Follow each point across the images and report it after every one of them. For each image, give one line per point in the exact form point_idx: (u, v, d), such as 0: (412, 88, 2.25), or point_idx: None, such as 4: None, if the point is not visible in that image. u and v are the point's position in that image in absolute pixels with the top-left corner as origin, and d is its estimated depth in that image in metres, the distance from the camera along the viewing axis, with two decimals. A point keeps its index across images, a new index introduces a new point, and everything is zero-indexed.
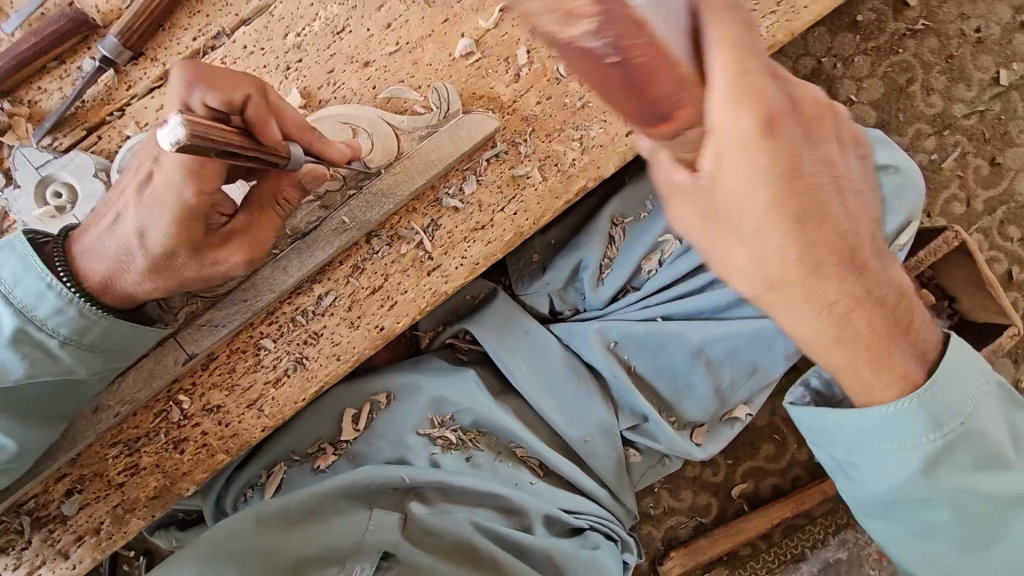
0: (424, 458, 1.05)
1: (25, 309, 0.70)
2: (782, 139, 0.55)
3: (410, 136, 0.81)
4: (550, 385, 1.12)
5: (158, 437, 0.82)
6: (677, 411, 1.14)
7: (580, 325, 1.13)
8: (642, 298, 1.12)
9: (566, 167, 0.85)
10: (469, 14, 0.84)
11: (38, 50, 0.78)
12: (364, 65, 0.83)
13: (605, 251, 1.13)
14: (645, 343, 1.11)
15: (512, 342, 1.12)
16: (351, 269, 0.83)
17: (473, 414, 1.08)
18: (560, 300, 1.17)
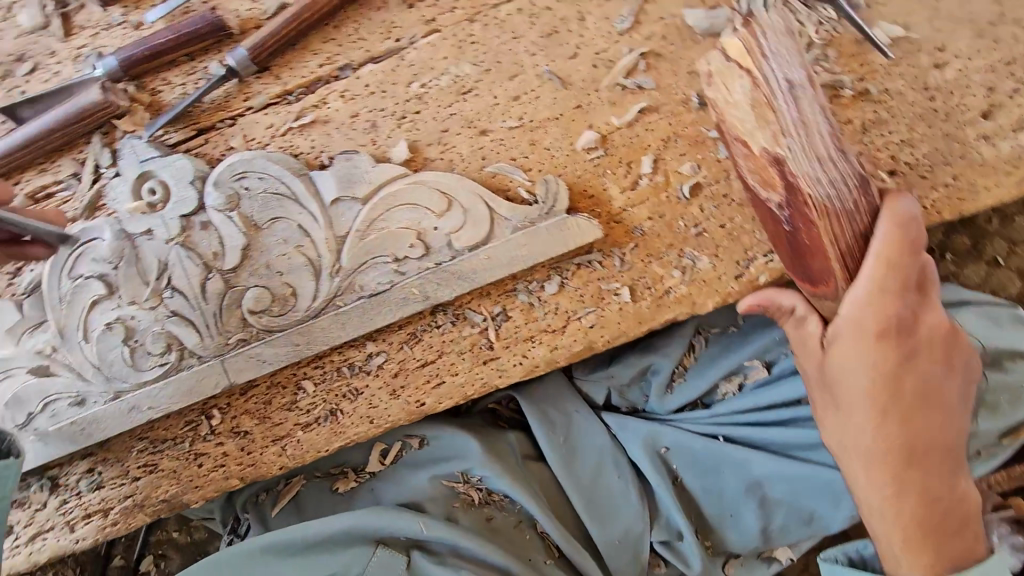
0: (441, 508, 0.95)
1: None
2: (892, 348, 0.63)
3: (506, 222, 0.75)
4: (584, 476, 0.97)
5: (183, 444, 0.82)
6: (716, 537, 0.96)
7: (634, 424, 0.98)
8: (713, 416, 0.97)
9: (661, 293, 0.77)
10: (603, 106, 0.77)
11: (172, 46, 0.78)
12: (480, 134, 0.79)
13: (683, 357, 0.99)
14: (699, 460, 0.95)
15: (556, 418, 0.99)
16: (407, 336, 0.79)
17: (504, 482, 0.94)
18: (619, 396, 1.02)
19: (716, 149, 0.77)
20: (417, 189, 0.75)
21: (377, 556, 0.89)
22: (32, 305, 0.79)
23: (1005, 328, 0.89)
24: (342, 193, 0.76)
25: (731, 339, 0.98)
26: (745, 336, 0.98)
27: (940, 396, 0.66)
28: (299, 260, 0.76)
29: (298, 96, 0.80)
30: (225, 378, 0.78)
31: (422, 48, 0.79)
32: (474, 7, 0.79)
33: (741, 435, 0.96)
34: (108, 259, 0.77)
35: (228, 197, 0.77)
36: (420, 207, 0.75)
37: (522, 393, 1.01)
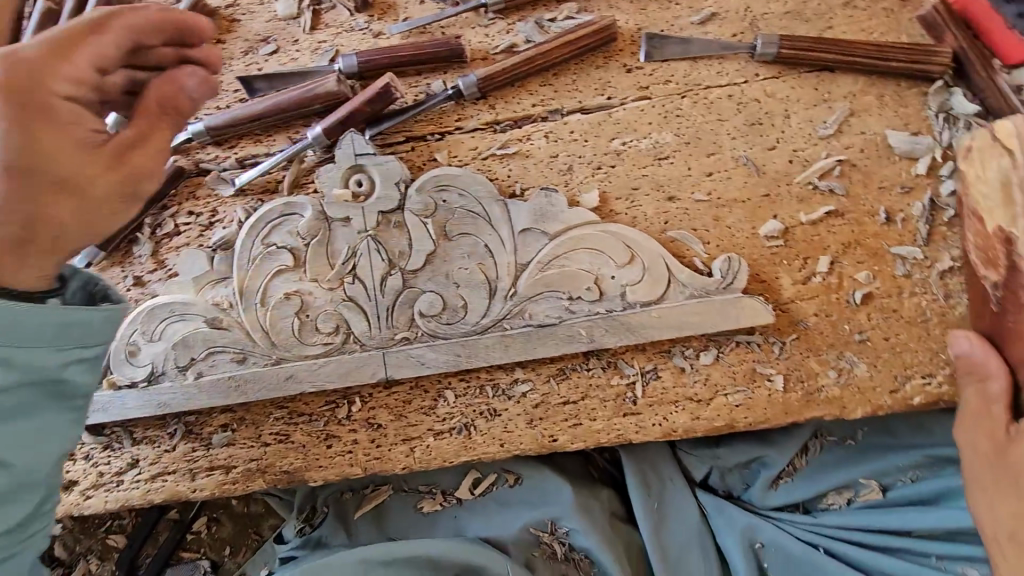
0: (523, 554, 0.95)
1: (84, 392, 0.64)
2: None
3: (682, 288, 0.78)
4: (671, 546, 0.97)
5: (317, 422, 0.85)
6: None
7: (733, 511, 0.98)
8: (814, 523, 0.96)
9: (813, 389, 0.79)
10: (791, 200, 0.81)
11: (410, 57, 0.85)
12: (669, 199, 0.83)
13: (794, 457, 0.98)
14: (797, 564, 0.95)
15: (653, 484, 1.00)
16: (556, 371, 0.82)
17: (590, 540, 0.95)
18: (721, 478, 1.02)
19: (893, 265, 0.79)
20: (603, 238, 0.79)
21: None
22: (220, 260, 0.82)
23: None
24: (533, 225, 0.80)
25: (846, 452, 0.99)
26: (860, 452, 0.98)
27: None
28: (478, 278, 0.80)
29: (506, 127, 0.85)
30: (380, 369, 0.82)
31: (630, 110, 0.84)
32: (688, 84, 0.84)
33: (843, 553, 0.94)
34: (303, 235, 0.81)
35: (427, 206, 0.81)
36: (602, 255, 0.79)
37: (629, 454, 1.01)
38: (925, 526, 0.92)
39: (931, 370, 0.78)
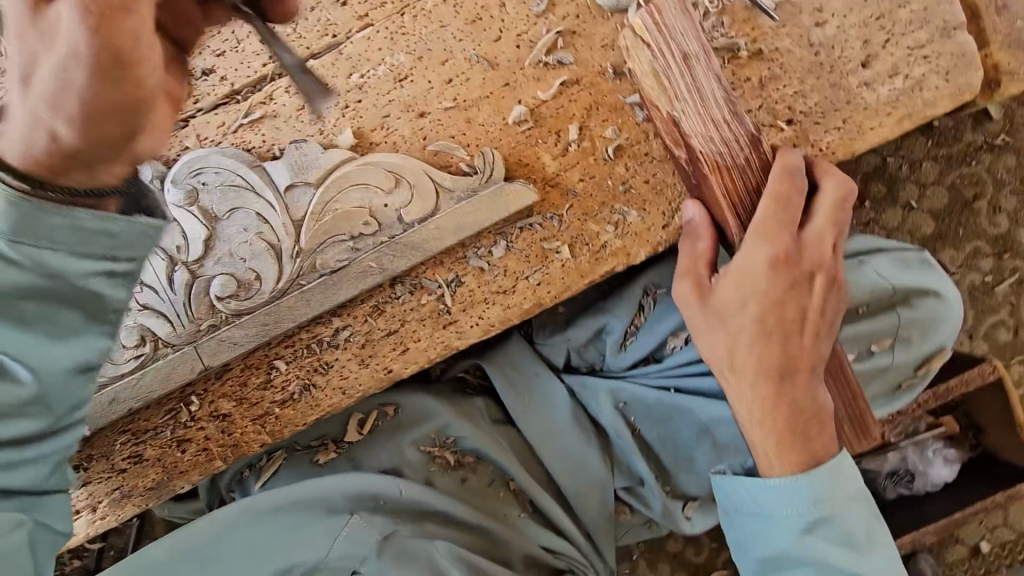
0: (421, 475, 0.94)
1: (1, 200, 0.50)
2: (781, 272, 0.72)
3: (450, 194, 0.82)
4: (542, 436, 0.99)
5: (163, 433, 0.87)
6: (671, 481, 1.01)
7: (591, 382, 1.01)
8: (664, 369, 0.99)
9: (598, 248, 0.85)
10: (530, 82, 0.85)
11: None
12: (418, 117, 0.84)
13: (634, 316, 1.01)
14: (653, 410, 0.98)
15: (517, 380, 1.03)
16: (369, 309, 0.86)
17: (476, 442, 0.95)
18: (578, 355, 1.06)
19: (632, 113, 0.85)
20: (365, 171, 0.81)
21: (353, 523, 0.84)
22: None
23: (916, 270, 0.96)
24: (296, 179, 0.81)
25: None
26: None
27: (817, 322, 0.74)
28: (262, 246, 0.82)
29: (247, 94, 0.85)
30: (199, 362, 0.84)
31: (358, 41, 0.85)
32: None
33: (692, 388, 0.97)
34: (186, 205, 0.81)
35: (188, 193, 0.81)
36: (369, 188, 0.81)
37: (490, 364, 1.05)
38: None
39: None
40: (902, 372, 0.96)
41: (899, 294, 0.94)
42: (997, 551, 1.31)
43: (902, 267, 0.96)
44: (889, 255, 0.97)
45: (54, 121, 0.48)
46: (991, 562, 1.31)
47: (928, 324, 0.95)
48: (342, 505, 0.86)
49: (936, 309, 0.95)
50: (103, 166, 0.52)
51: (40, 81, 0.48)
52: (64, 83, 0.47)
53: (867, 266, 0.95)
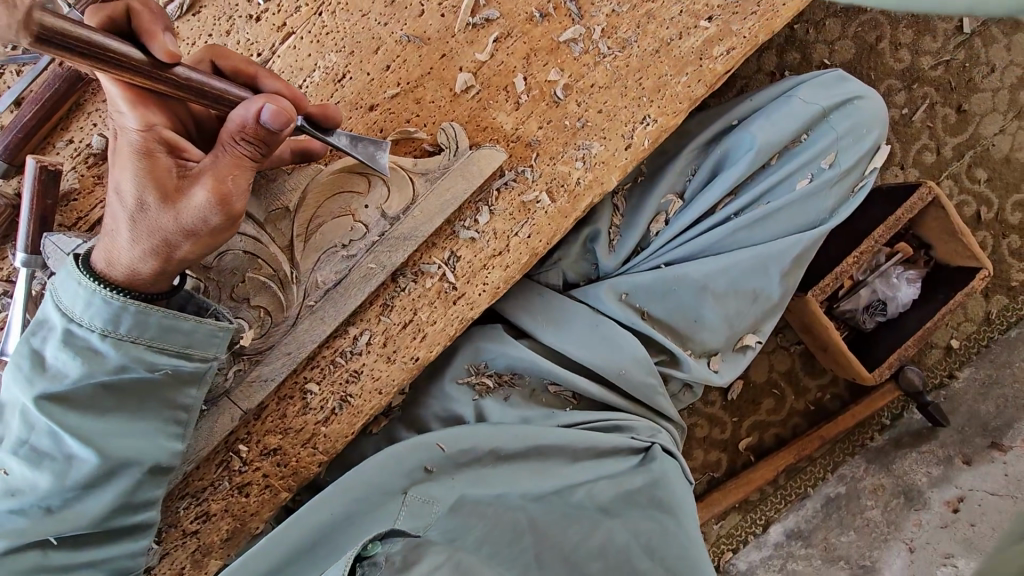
0: (470, 407, 1.03)
1: (68, 311, 0.72)
2: None
3: (424, 177, 0.84)
4: (571, 342, 1.03)
5: (223, 485, 0.88)
6: (693, 344, 1.07)
7: (590, 287, 1.06)
8: (653, 253, 1.06)
9: (573, 186, 0.89)
10: (464, 48, 0.86)
11: (43, 119, 0.77)
12: (368, 111, 0.84)
13: (612, 217, 1.08)
14: (654, 289, 1.03)
15: (526, 302, 1.06)
16: (381, 307, 0.88)
17: (506, 359, 1.03)
18: (573, 271, 1.10)
19: (569, 50, 0.87)
20: (339, 179, 0.83)
21: (410, 500, 0.92)
22: None
23: (836, 87, 1.06)
24: (271, 208, 0.82)
25: (643, 186, 1.11)
26: (652, 180, 1.10)
27: None
28: (259, 281, 0.83)
29: None
30: (237, 408, 0.85)
31: (285, 53, 0.83)
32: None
33: (679, 258, 1.05)
34: None
35: None
36: (345, 194, 0.83)
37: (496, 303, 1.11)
38: (719, 195, 1.03)
39: (646, 113, 0.89)
40: (853, 177, 1.05)
41: (828, 110, 1.03)
42: (965, 344, 1.48)
43: (824, 89, 1.05)
44: (810, 82, 1.06)
45: (184, 246, 0.71)
46: (963, 355, 1.48)
47: (860, 129, 1.04)
48: (395, 487, 0.92)
49: (863, 111, 1.05)
50: (183, 257, 0.72)
51: (160, 220, 0.69)
52: (191, 226, 0.69)
53: (795, 97, 1.04)
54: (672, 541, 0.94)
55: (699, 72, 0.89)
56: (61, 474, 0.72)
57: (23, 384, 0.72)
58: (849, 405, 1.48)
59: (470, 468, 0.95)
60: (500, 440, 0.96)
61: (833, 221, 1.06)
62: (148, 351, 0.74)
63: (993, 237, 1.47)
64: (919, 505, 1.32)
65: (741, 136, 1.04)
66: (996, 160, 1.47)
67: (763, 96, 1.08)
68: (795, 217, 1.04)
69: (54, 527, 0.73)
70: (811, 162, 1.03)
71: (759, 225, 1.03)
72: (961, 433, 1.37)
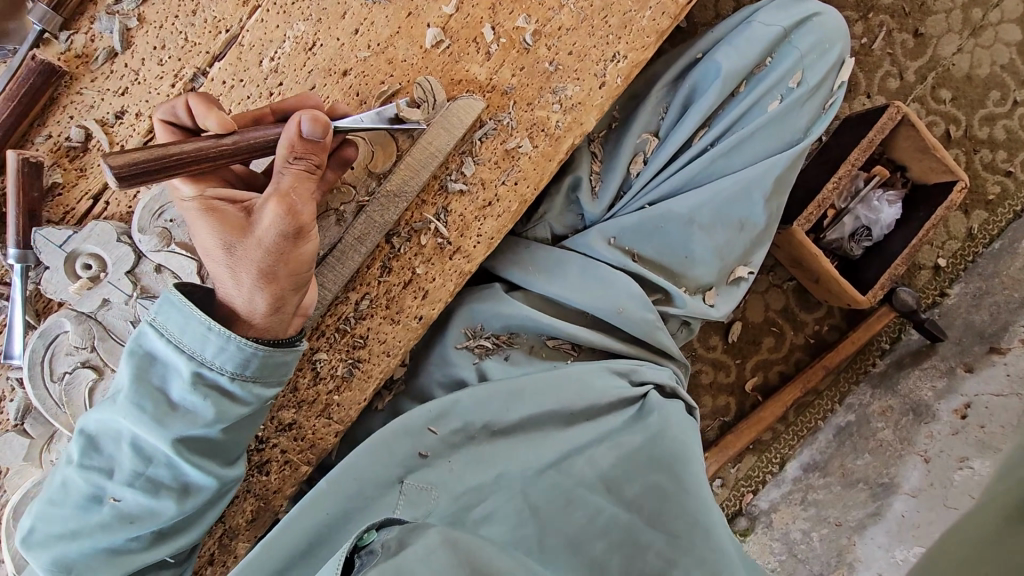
0: (471, 370, 1.03)
1: (194, 352, 0.71)
2: None
3: (406, 134, 0.85)
4: (570, 289, 1.03)
5: (241, 465, 0.88)
6: (686, 279, 1.08)
7: (578, 236, 1.08)
8: (635, 194, 1.08)
9: (553, 129, 0.91)
10: (429, 4, 0.87)
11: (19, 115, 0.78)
12: (343, 76, 0.85)
13: (591, 165, 1.11)
14: (641, 229, 1.05)
15: (516, 258, 1.08)
16: (379, 269, 0.89)
17: (502, 319, 1.03)
18: (559, 224, 1.11)
19: None
20: None
21: (407, 488, 0.91)
22: (34, 425, 0.81)
23: (795, 7, 1.08)
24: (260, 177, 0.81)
25: (617, 132, 1.13)
26: (624, 125, 1.13)
27: None
28: None
29: None
30: None
31: (253, 27, 0.83)
32: None
33: (660, 197, 1.07)
34: (160, 246, 0.80)
35: (159, 235, 0.80)
36: None
37: (488, 264, 1.12)
38: (693, 125, 1.05)
39: (615, 50, 0.91)
40: (821, 97, 1.08)
41: (790, 30, 1.05)
42: (952, 261, 1.52)
43: (781, 10, 1.07)
44: (767, 7, 1.09)
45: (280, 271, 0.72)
46: (952, 271, 1.52)
47: (821, 44, 1.06)
48: (389, 477, 0.91)
49: (822, 26, 1.06)
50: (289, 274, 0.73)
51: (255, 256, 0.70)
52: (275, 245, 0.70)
53: (755, 21, 1.06)
54: (668, 495, 0.91)
55: (661, 4, 0.91)
56: (180, 502, 0.74)
57: (151, 424, 0.71)
58: (847, 334, 1.49)
59: (466, 448, 0.95)
60: (500, 395, 0.96)
61: (807, 139, 1.08)
62: (265, 389, 0.75)
63: (965, 153, 1.51)
64: (927, 419, 1.34)
65: (705, 65, 1.07)
66: (958, 78, 1.51)
67: (723, 26, 1.11)
68: (770, 139, 1.06)
69: (163, 550, 0.76)
70: (777, 83, 1.05)
71: (734, 152, 1.05)
72: (960, 344, 1.41)
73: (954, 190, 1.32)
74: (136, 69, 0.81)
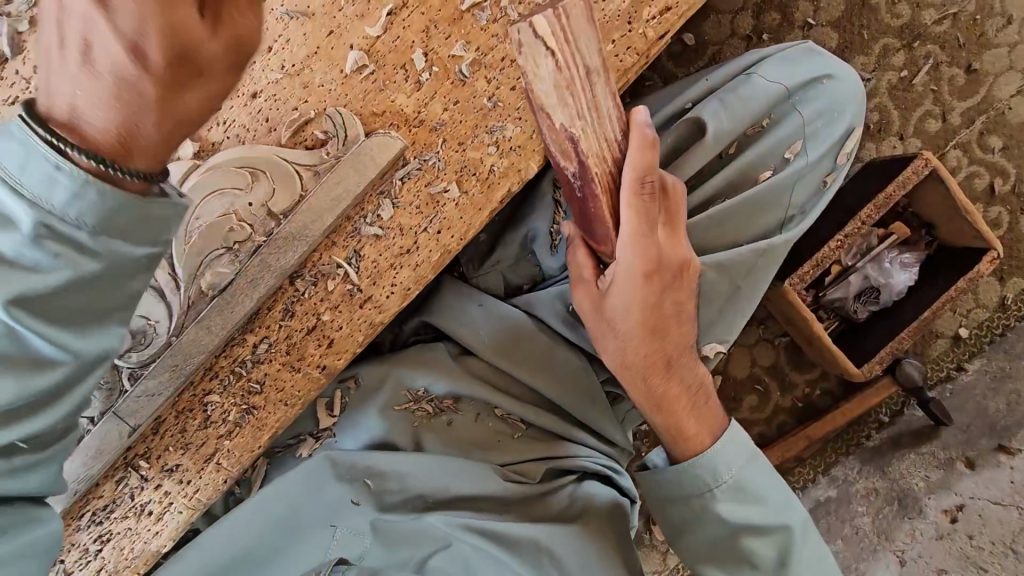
0: (408, 436, 0.93)
1: None
2: None
3: (311, 170, 0.76)
4: (523, 360, 0.95)
5: (126, 501, 0.83)
6: None
7: (533, 298, 0.97)
8: None
9: (485, 174, 0.79)
10: (354, 23, 0.77)
11: None
12: (252, 98, 0.77)
13: (555, 215, 0.97)
14: None
15: (461, 314, 0.97)
16: (281, 313, 0.81)
17: (444, 383, 0.94)
18: (514, 274, 1.02)
19: (474, 20, 0.77)
20: (214, 175, 0.74)
21: (340, 530, 0.86)
22: None
23: (803, 63, 0.92)
24: None
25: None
26: None
27: None
28: None
29: None
30: (124, 424, 0.80)
31: None
32: None
33: None
34: None
35: None
36: (225, 193, 0.75)
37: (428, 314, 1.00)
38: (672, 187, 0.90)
39: None
40: (827, 166, 0.92)
41: (791, 92, 0.91)
42: (976, 332, 1.32)
43: (791, 64, 0.92)
44: (776, 56, 0.93)
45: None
46: (973, 345, 1.32)
47: (833, 112, 0.91)
48: (322, 518, 0.87)
49: (839, 91, 0.91)
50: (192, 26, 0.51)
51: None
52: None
53: (756, 74, 0.91)
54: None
55: (627, 38, 0.78)
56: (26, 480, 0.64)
57: None
58: (841, 402, 1.33)
59: (401, 507, 0.89)
60: (440, 469, 0.90)
61: (802, 218, 0.91)
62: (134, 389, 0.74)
63: (1009, 212, 1.31)
64: (912, 514, 1.24)
65: (688, 121, 0.91)
66: (1013, 125, 1.30)
67: (722, 75, 0.94)
68: (761, 213, 0.90)
69: None
70: (773, 150, 0.90)
71: (719, 227, 0.89)
72: (966, 433, 1.26)
73: (984, 260, 1.14)
74: (26, 77, 0.75)
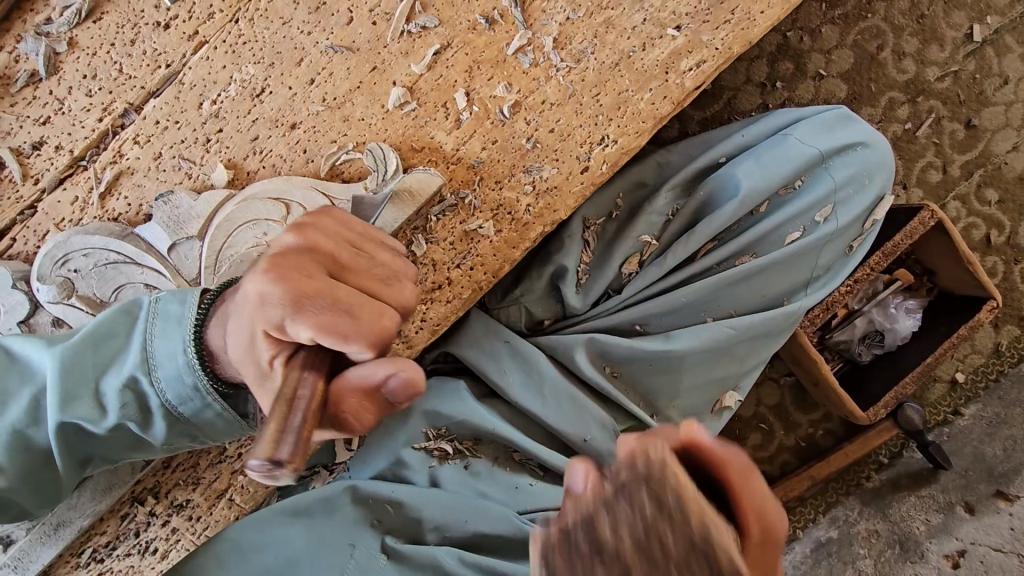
0: (424, 475, 0.90)
1: None
2: None
3: (344, 202, 0.75)
4: (548, 404, 0.93)
5: (131, 539, 0.81)
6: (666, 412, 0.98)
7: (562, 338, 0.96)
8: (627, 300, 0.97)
9: (521, 214, 0.79)
10: (398, 60, 0.77)
11: None
12: (290, 130, 0.76)
13: (581, 254, 0.98)
14: (636, 355, 0.94)
15: (493, 353, 0.95)
16: None
17: (467, 423, 0.90)
18: (537, 308, 1.00)
19: (517, 63, 0.78)
20: (249, 206, 0.73)
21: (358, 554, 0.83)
22: None
23: (838, 129, 0.96)
24: (176, 238, 0.73)
25: (619, 222, 1.00)
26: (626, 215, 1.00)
27: None
28: None
29: (92, 158, 0.74)
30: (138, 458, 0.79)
31: (197, 64, 0.74)
32: (232, 4, 0.75)
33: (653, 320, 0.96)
34: (61, 296, 0.72)
35: (60, 285, 0.72)
36: (260, 222, 0.74)
37: (453, 347, 0.97)
38: (701, 242, 0.94)
39: (604, 133, 0.80)
40: (851, 227, 0.96)
41: (826, 156, 0.94)
42: (972, 377, 1.35)
43: (826, 130, 0.95)
44: (811, 121, 0.96)
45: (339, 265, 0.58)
46: (969, 390, 1.35)
47: (861, 178, 0.95)
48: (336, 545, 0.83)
49: (864, 159, 0.96)
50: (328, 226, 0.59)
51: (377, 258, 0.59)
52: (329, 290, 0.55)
53: (790, 136, 0.94)
54: None
55: (664, 87, 0.80)
56: None
57: None
58: (844, 443, 1.35)
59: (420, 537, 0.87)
60: (460, 507, 0.87)
61: (823, 280, 0.98)
62: None
63: (1005, 263, 1.36)
64: (914, 559, 1.24)
65: (724, 179, 0.95)
66: (1010, 180, 1.35)
67: (756, 132, 0.99)
68: (785, 273, 0.96)
69: None
70: (803, 213, 0.94)
71: (745, 282, 0.94)
72: (964, 478, 1.28)
73: (982, 309, 1.18)
74: (62, 97, 0.73)
